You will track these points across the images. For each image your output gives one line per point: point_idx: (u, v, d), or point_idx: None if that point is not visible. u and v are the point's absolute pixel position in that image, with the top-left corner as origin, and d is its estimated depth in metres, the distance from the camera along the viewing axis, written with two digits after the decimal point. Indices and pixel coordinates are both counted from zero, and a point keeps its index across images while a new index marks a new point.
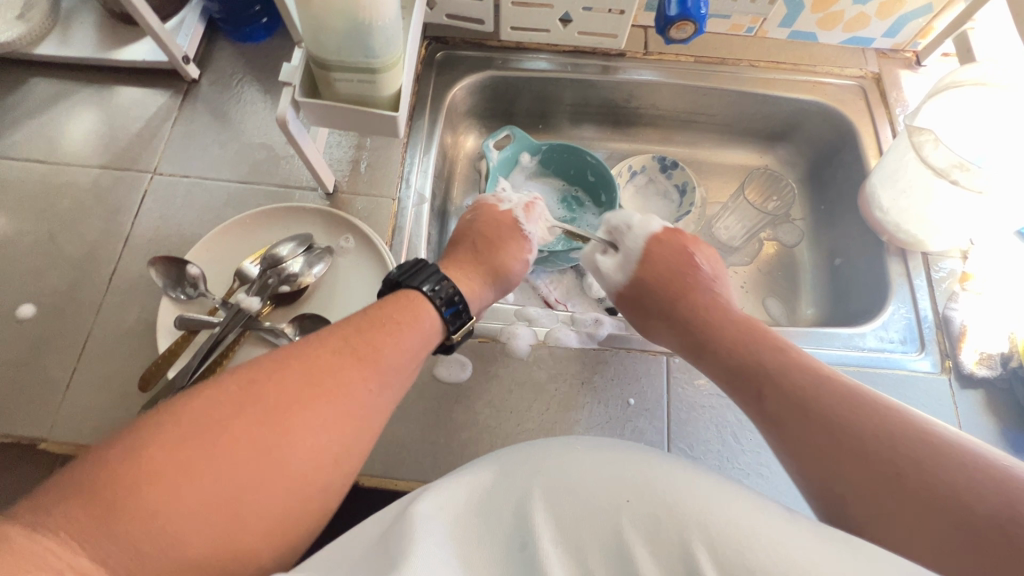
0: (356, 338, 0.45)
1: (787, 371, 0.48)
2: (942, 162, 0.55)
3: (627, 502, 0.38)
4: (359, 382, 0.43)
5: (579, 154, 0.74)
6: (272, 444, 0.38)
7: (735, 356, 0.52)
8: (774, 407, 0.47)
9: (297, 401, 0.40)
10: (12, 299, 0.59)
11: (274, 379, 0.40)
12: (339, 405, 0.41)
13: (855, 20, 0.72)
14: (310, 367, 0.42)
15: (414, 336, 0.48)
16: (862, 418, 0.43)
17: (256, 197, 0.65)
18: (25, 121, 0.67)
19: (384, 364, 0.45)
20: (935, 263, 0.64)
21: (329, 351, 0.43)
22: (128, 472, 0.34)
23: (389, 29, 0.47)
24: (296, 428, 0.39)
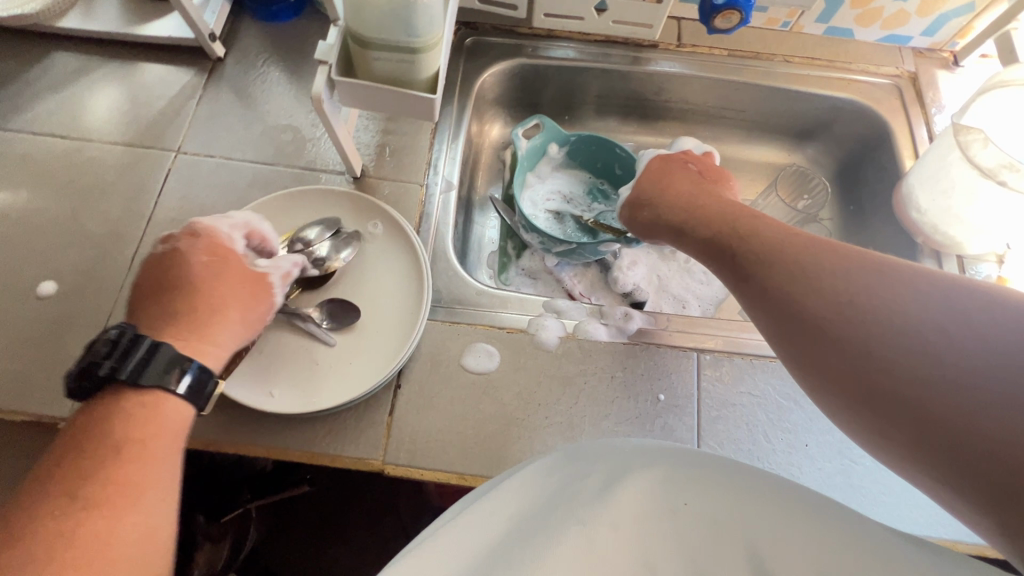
0: (78, 433, 0.38)
1: (804, 265, 0.38)
2: (991, 162, 0.55)
3: (686, 505, 0.37)
4: (150, 466, 0.38)
5: (607, 146, 0.73)
6: (107, 565, 0.34)
7: (748, 260, 0.42)
8: (752, 265, 0.42)
9: (110, 514, 0.35)
10: (32, 276, 0.58)
11: (81, 498, 0.35)
12: (140, 493, 0.37)
13: (894, 17, 0.71)
14: (92, 483, 0.36)
15: (161, 430, 0.40)
16: (839, 282, 0.36)
17: (281, 179, 0.64)
18: (47, 95, 0.66)
19: (173, 436, 0.40)
20: (971, 266, 0.63)
21: (139, 450, 0.38)
22: None
23: (433, 8, 0.46)
24: (115, 536, 0.35)
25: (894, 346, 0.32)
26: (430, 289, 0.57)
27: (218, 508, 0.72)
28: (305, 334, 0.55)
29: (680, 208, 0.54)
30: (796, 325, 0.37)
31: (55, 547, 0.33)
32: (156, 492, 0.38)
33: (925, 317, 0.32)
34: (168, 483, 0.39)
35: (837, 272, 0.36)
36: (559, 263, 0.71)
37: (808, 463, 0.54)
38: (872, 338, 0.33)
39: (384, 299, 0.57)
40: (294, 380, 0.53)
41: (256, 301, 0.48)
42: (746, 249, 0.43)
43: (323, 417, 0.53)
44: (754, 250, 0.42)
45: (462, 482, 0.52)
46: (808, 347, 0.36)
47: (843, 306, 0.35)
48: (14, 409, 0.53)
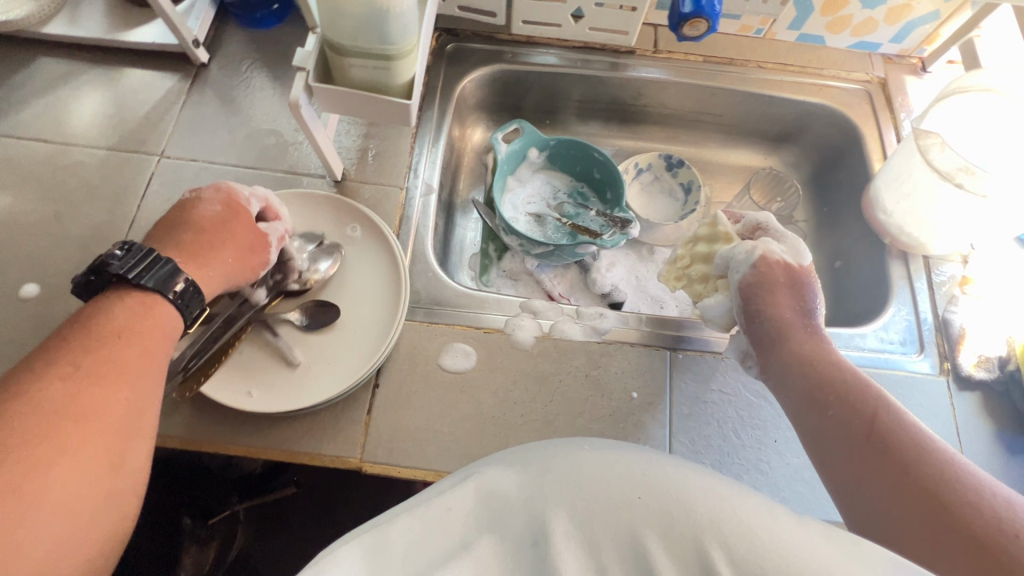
0: (80, 317, 0.41)
1: (904, 434, 0.43)
2: (949, 165, 0.56)
3: (638, 499, 0.38)
4: (137, 356, 0.40)
5: (586, 151, 0.74)
6: (91, 433, 0.36)
7: (835, 405, 0.47)
8: (806, 389, 0.49)
9: (100, 388, 0.38)
10: (16, 279, 0.59)
11: (75, 370, 0.37)
12: (126, 377, 0.39)
13: (863, 25, 0.73)
14: (87, 358, 0.38)
15: (151, 325, 0.42)
16: (876, 427, 0.44)
17: (263, 182, 0.65)
18: (32, 100, 0.67)
19: (166, 335, 0.43)
20: (936, 267, 0.65)
21: (128, 339, 0.41)
22: None
23: (406, 16, 0.47)
24: (103, 410, 0.37)
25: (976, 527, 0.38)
26: (407, 290, 0.58)
27: (205, 511, 0.72)
28: (274, 350, 0.55)
29: (771, 330, 0.53)
30: (890, 482, 0.42)
31: (50, 407, 0.36)
32: (144, 379, 0.40)
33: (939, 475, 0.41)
34: (155, 378, 0.41)
35: (932, 451, 0.42)
36: (538, 264, 0.73)
37: (777, 459, 0.56)
38: (958, 515, 0.39)
39: (362, 301, 0.58)
40: (270, 382, 0.54)
41: (252, 253, 0.49)
42: (837, 391, 0.47)
43: (300, 416, 0.54)
44: (851, 400, 0.47)
45: (438, 479, 0.53)
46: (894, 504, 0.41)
47: (935, 481, 0.40)
48: None
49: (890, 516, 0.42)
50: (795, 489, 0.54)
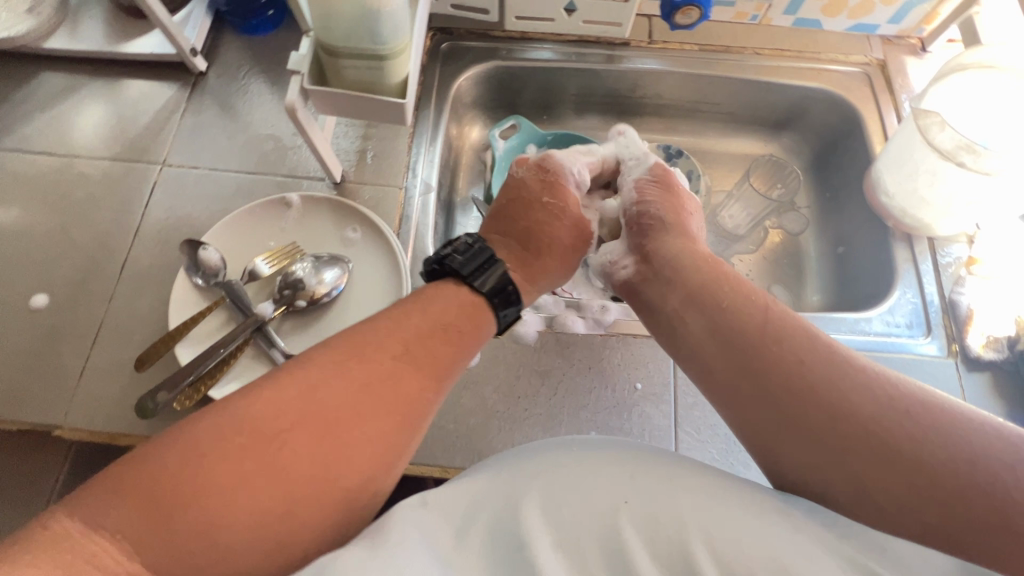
0: (387, 323, 0.46)
1: (844, 374, 0.41)
2: (949, 143, 0.56)
3: (626, 502, 0.38)
4: (394, 369, 0.43)
5: (584, 145, 0.74)
6: (283, 464, 0.37)
7: (769, 354, 0.43)
8: (711, 323, 0.47)
9: (326, 397, 0.40)
10: (26, 289, 0.60)
11: (240, 407, 0.38)
12: (366, 399, 0.41)
13: (860, 7, 0.72)
14: (327, 369, 0.41)
15: (437, 336, 0.46)
16: (789, 353, 0.43)
17: (264, 187, 0.66)
18: (36, 114, 0.68)
19: (416, 372, 0.44)
20: (942, 248, 0.64)
21: (358, 372, 0.42)
22: (183, 479, 0.35)
23: (397, 15, 0.47)
24: (331, 430, 0.39)
25: (925, 459, 0.37)
26: (409, 289, 0.58)
27: None
28: (270, 360, 0.55)
29: (678, 267, 0.51)
30: (807, 414, 0.40)
31: (225, 445, 0.36)
32: (380, 412, 0.41)
33: (855, 395, 0.40)
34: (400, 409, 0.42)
35: (841, 368, 0.42)
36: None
37: None
38: (907, 453, 0.38)
39: (364, 300, 0.59)
40: None
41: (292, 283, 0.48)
42: (773, 338, 0.44)
43: None
44: (786, 346, 0.43)
45: (445, 475, 0.53)
46: (810, 430, 0.40)
47: (847, 399, 0.40)
48: (12, 418, 0.55)
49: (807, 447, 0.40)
50: None
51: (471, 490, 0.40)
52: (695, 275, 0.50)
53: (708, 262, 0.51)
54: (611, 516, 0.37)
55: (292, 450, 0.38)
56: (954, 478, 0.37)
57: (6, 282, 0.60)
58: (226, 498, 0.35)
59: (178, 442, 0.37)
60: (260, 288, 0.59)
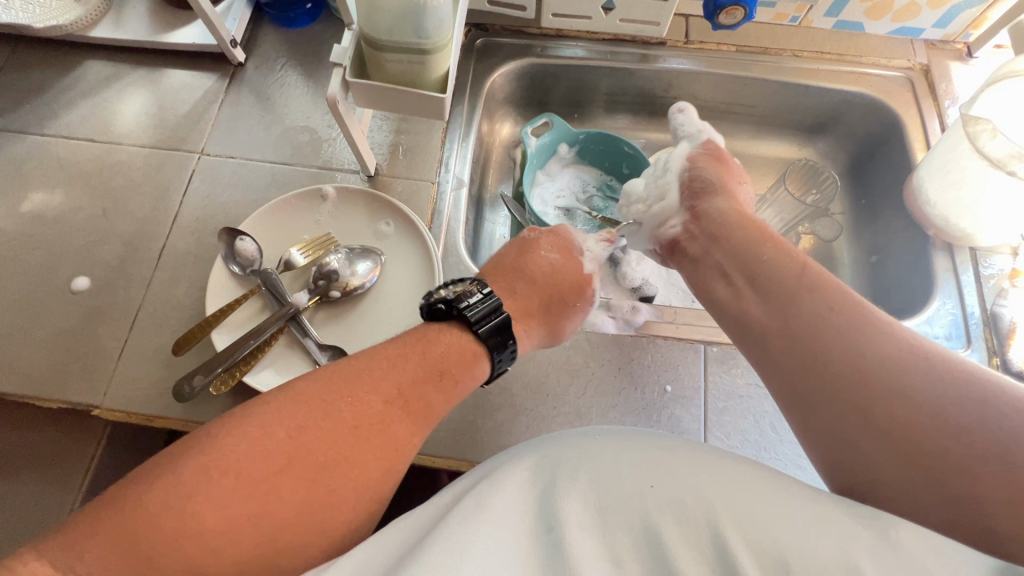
0: (378, 365, 0.46)
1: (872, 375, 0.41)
2: (1000, 152, 0.54)
3: (652, 488, 0.37)
4: (390, 417, 0.44)
5: (616, 144, 0.74)
6: (270, 507, 0.38)
7: (798, 358, 0.45)
8: (775, 324, 0.47)
9: (318, 442, 0.41)
10: (68, 272, 0.61)
11: (224, 451, 0.39)
12: (364, 444, 0.42)
13: (904, 10, 0.71)
14: (315, 414, 0.41)
15: (428, 381, 0.47)
16: (859, 348, 0.43)
17: (299, 178, 0.66)
18: (80, 101, 0.70)
19: (402, 414, 0.44)
20: (984, 259, 0.63)
21: (343, 414, 0.42)
22: (162, 531, 0.35)
23: (442, 10, 0.47)
24: (325, 474, 0.40)
25: (953, 451, 0.38)
26: (441, 284, 0.58)
27: None
28: (304, 350, 0.56)
29: (720, 227, 0.57)
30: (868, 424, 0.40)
31: (207, 493, 0.37)
32: (359, 453, 0.41)
33: (931, 397, 0.39)
34: (383, 450, 0.43)
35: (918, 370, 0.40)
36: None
37: None
38: (936, 453, 0.38)
39: (396, 294, 0.59)
40: (310, 370, 0.55)
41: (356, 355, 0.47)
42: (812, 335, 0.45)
43: None
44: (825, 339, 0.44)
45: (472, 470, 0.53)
46: (868, 439, 0.40)
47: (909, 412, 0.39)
48: (52, 397, 0.56)
49: (862, 454, 0.40)
50: None
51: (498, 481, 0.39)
52: (762, 261, 0.52)
53: (748, 223, 0.56)
54: (639, 501, 0.37)
55: (279, 493, 0.39)
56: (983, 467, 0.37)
57: (49, 264, 0.62)
58: (204, 548, 0.36)
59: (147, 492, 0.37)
60: (295, 277, 0.59)
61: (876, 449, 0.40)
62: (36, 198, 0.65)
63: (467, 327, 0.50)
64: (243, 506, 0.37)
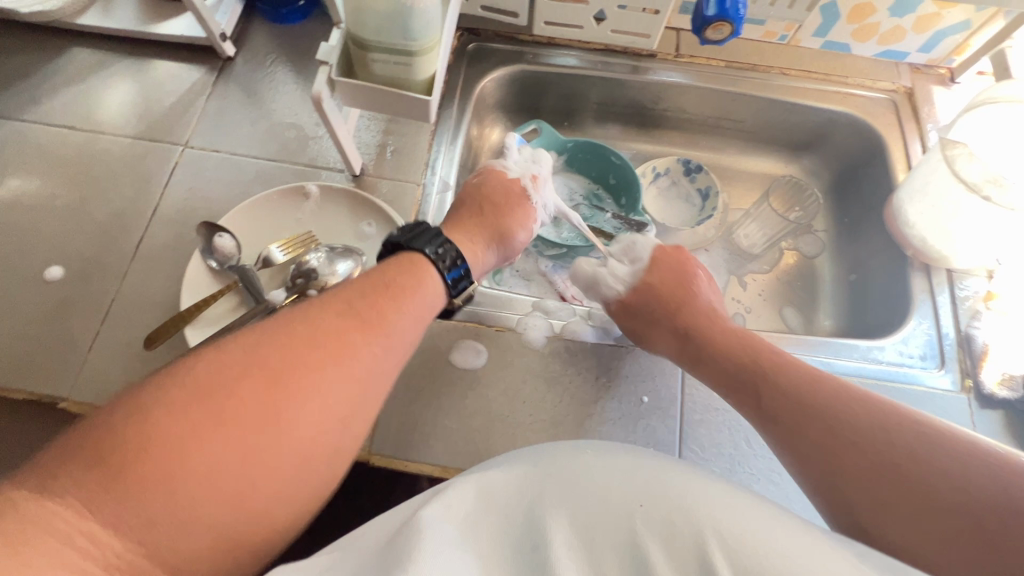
0: (347, 296, 0.46)
1: (850, 428, 0.44)
2: (977, 176, 0.56)
3: (641, 507, 0.37)
4: (356, 336, 0.43)
5: (604, 153, 0.75)
6: (238, 418, 0.37)
7: (819, 437, 0.45)
8: (779, 407, 0.48)
9: (287, 357, 0.40)
10: (41, 261, 0.60)
11: (195, 370, 0.38)
12: (329, 361, 0.41)
13: (890, 33, 0.72)
14: (278, 335, 0.41)
15: (387, 297, 0.47)
16: (862, 424, 0.44)
17: (283, 174, 0.66)
18: (64, 88, 0.69)
19: (361, 326, 0.44)
20: (960, 281, 0.64)
21: (302, 328, 0.42)
22: (130, 439, 0.34)
23: (430, 13, 0.47)
24: (284, 387, 0.39)
25: (955, 506, 0.40)
26: None
27: None
28: None
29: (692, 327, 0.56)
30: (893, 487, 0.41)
31: (178, 405, 0.36)
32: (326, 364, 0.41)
33: (939, 463, 0.41)
34: (352, 366, 0.42)
35: (926, 439, 0.43)
36: (552, 266, 0.73)
37: None
38: (951, 511, 0.40)
39: None
40: None
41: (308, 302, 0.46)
42: (787, 398, 0.48)
43: None
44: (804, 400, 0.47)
45: (444, 475, 0.53)
46: (892, 500, 0.41)
47: (921, 474, 0.41)
48: (18, 387, 0.55)
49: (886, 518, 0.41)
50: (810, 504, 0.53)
51: (483, 494, 0.39)
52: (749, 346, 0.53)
53: (719, 319, 0.57)
54: (626, 519, 0.37)
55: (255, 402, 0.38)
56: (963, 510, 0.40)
57: (22, 251, 0.61)
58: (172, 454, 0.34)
59: (128, 403, 0.36)
60: (273, 275, 0.59)
61: (898, 511, 0.41)
62: (13, 184, 0.64)
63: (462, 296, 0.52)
64: (211, 415, 0.36)
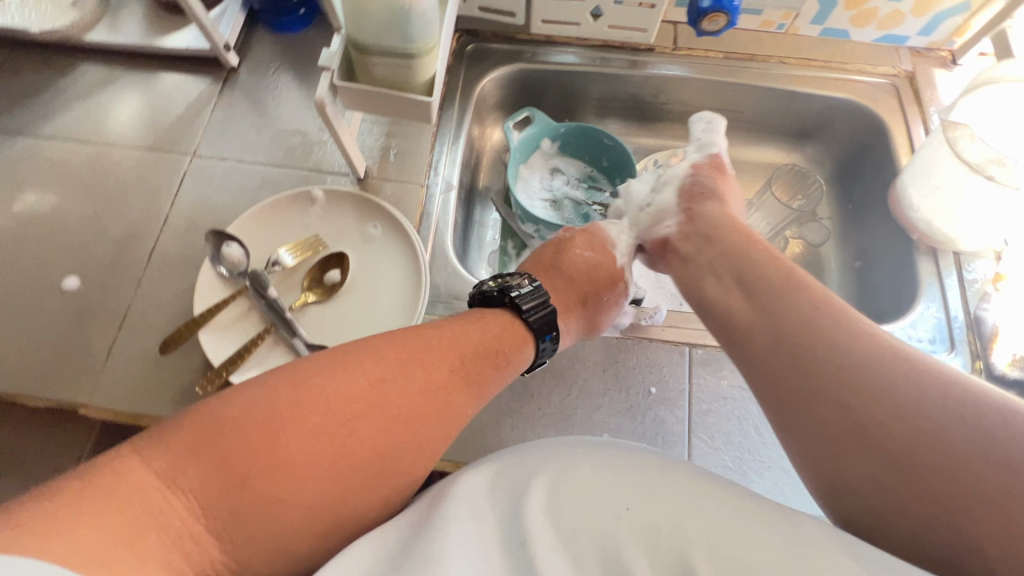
0: (440, 343, 0.46)
1: (809, 333, 0.45)
2: (979, 157, 0.55)
3: (627, 510, 0.37)
4: (449, 381, 0.44)
5: (596, 137, 0.75)
6: (345, 461, 0.37)
7: (790, 338, 0.46)
8: (749, 322, 0.49)
9: (381, 385, 0.41)
10: (58, 273, 0.62)
11: (310, 390, 0.39)
12: (451, 399, 0.43)
13: (889, 17, 0.72)
14: (365, 364, 0.41)
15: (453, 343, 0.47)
16: (842, 336, 0.44)
17: (290, 181, 0.67)
18: (74, 103, 0.71)
19: (465, 382, 0.45)
20: (967, 263, 0.63)
21: (410, 369, 0.42)
22: (251, 447, 0.35)
23: (427, 15, 0.48)
24: (398, 420, 0.40)
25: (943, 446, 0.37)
26: (427, 284, 0.58)
27: None
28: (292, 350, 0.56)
29: (711, 227, 0.60)
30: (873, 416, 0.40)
31: (291, 440, 0.36)
32: (438, 424, 0.42)
33: (923, 397, 0.39)
34: (449, 412, 0.43)
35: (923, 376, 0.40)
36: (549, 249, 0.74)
37: None
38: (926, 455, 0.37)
39: (381, 293, 0.60)
40: None
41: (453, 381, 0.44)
42: (766, 288, 0.50)
43: None
44: (789, 321, 0.47)
45: (456, 470, 0.54)
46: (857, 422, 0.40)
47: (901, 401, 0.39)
48: (40, 396, 0.56)
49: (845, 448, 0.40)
50: None
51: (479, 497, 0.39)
52: (750, 261, 0.53)
53: (739, 228, 0.59)
54: (611, 522, 0.37)
55: (356, 437, 0.38)
56: (929, 454, 0.37)
57: (40, 263, 0.62)
58: (277, 499, 0.35)
59: (237, 396, 0.37)
60: (282, 279, 0.60)
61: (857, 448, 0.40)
62: (29, 199, 0.66)
63: (517, 315, 0.52)
64: (331, 457, 0.37)
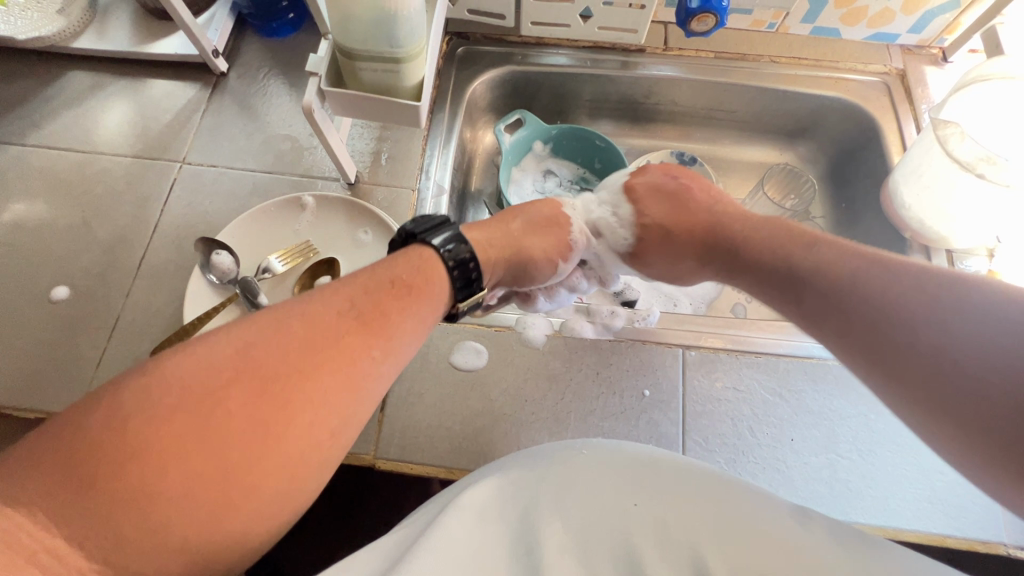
0: (344, 296, 0.42)
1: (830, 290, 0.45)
2: (969, 155, 0.55)
3: (635, 506, 0.41)
4: (350, 338, 0.40)
5: (589, 138, 0.75)
6: (234, 431, 0.34)
7: (822, 297, 0.45)
8: (785, 279, 0.49)
9: (260, 351, 0.37)
10: (47, 282, 0.62)
11: (185, 371, 0.35)
12: (363, 352, 0.41)
13: (879, 16, 0.72)
14: (247, 332, 0.38)
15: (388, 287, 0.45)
16: (845, 285, 0.44)
17: (281, 187, 0.67)
18: (62, 111, 0.70)
19: (362, 327, 0.41)
20: (960, 261, 0.63)
21: (297, 326, 0.39)
22: (119, 437, 0.32)
23: (413, 19, 0.48)
24: (291, 381, 0.37)
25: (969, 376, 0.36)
26: None
27: None
28: None
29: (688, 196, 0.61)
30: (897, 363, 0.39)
31: (165, 419, 0.33)
32: (332, 369, 0.39)
33: (937, 325, 0.38)
34: (349, 366, 0.39)
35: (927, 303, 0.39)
36: None
37: (793, 458, 0.55)
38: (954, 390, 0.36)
39: None
40: None
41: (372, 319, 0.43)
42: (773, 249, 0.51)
43: None
44: (806, 272, 0.47)
45: (450, 476, 0.53)
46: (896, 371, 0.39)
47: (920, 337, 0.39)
48: (30, 407, 0.56)
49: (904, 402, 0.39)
50: (812, 488, 0.53)
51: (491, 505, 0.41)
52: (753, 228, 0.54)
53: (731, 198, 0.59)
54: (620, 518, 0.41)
55: (228, 405, 0.35)
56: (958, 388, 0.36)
57: (29, 273, 0.62)
58: (171, 481, 0.32)
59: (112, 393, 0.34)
60: (273, 286, 0.60)
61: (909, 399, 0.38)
62: (17, 208, 0.65)
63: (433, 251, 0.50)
64: (213, 429, 0.34)
